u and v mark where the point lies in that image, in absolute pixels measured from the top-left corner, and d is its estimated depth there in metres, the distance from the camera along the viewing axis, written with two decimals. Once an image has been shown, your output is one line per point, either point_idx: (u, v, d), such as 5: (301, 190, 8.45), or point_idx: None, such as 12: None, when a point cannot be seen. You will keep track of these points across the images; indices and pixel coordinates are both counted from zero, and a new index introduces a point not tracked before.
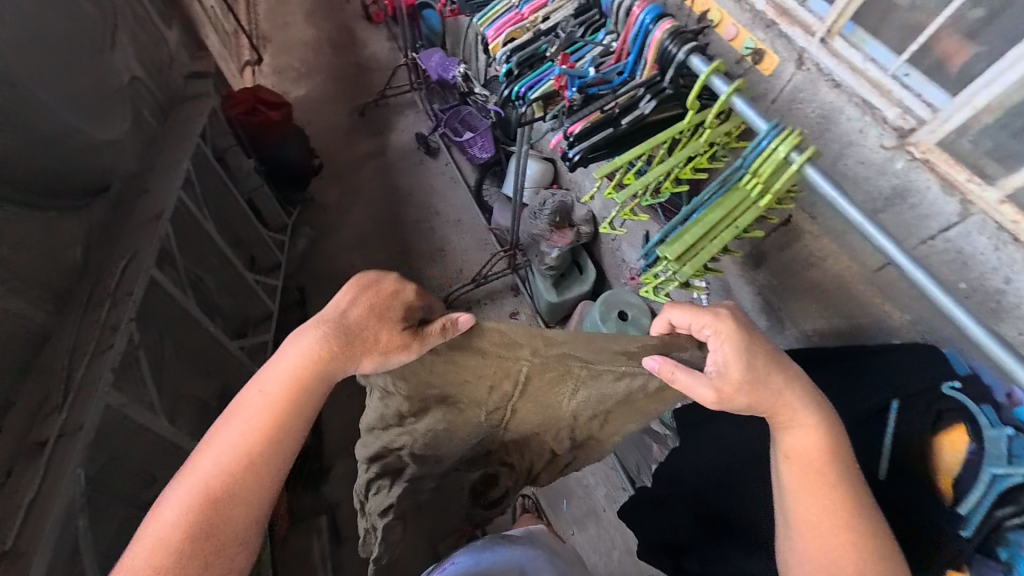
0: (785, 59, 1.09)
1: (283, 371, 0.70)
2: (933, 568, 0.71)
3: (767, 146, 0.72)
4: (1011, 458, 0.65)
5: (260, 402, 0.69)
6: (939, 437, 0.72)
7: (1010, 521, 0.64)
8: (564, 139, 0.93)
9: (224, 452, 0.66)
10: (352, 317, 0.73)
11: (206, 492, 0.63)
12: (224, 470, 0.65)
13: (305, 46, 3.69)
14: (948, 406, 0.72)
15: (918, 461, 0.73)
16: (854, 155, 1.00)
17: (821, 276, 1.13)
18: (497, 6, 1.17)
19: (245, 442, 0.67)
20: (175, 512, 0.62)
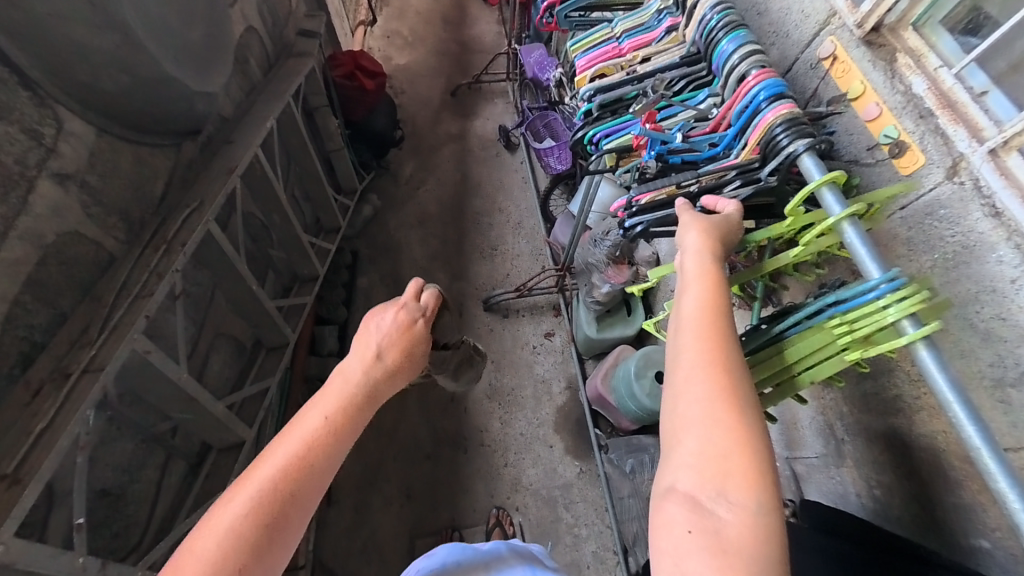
0: (933, 163, 0.89)
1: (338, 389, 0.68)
2: None
3: (873, 300, 0.60)
4: None
5: (300, 436, 0.62)
6: None
7: None
8: (627, 206, 0.83)
9: (260, 487, 0.57)
10: (392, 357, 0.73)
11: (230, 539, 0.54)
12: (251, 509, 0.56)
13: (418, 15, 3.72)
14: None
15: None
16: (991, 306, 0.82)
17: (908, 429, 0.96)
18: (596, 33, 1.08)
19: (283, 481, 0.58)
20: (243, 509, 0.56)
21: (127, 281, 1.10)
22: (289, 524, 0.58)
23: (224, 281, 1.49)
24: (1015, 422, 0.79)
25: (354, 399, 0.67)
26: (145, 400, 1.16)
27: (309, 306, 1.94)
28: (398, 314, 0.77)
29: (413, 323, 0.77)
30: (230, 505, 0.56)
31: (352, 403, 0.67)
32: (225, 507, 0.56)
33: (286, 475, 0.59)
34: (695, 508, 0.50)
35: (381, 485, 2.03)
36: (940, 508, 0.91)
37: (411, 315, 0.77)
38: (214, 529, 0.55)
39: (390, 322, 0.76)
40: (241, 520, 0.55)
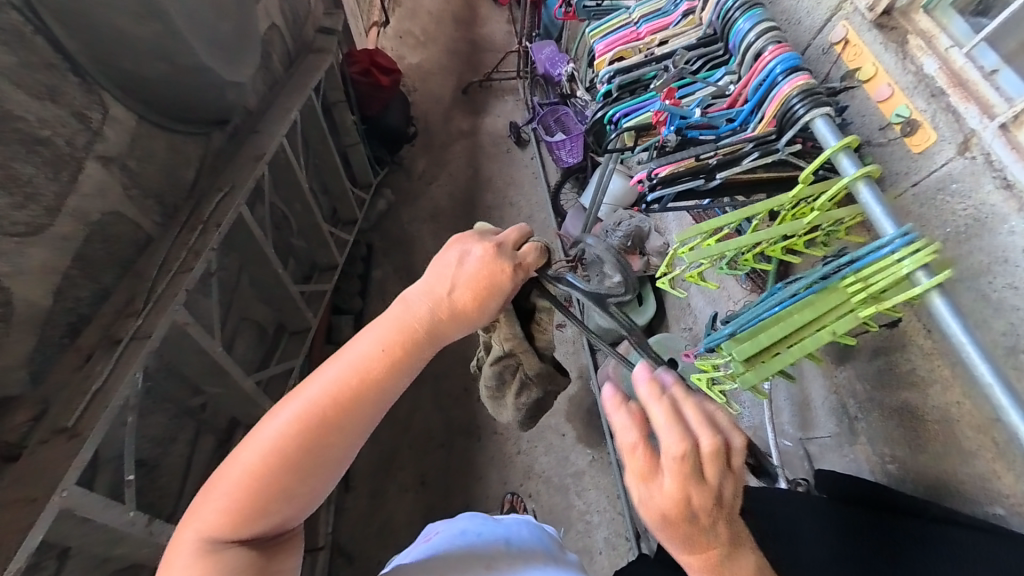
0: (944, 140, 0.92)
1: (390, 327, 0.65)
2: None
3: (888, 253, 0.63)
4: None
5: (348, 363, 0.63)
6: None
7: None
8: (647, 179, 0.86)
9: (304, 407, 0.60)
10: (461, 302, 0.67)
11: (274, 451, 0.59)
12: (292, 428, 0.59)
13: (429, 16, 3.79)
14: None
15: None
16: (1003, 277, 0.84)
17: (920, 402, 0.98)
18: (613, 19, 1.12)
19: (325, 407, 0.61)
20: (286, 425, 0.60)
21: (166, 259, 1.16)
22: (330, 447, 0.61)
23: (250, 266, 1.55)
24: None
25: (413, 336, 0.65)
26: (181, 373, 1.21)
27: (328, 294, 1.99)
28: (483, 261, 0.67)
29: (495, 275, 0.67)
30: (276, 418, 0.60)
31: (409, 341, 0.64)
32: (272, 417, 0.61)
33: (332, 404, 0.61)
34: None
35: (396, 471, 2.07)
36: (951, 476, 0.93)
37: (498, 264, 0.68)
38: (259, 440, 0.60)
39: (477, 263, 0.67)
40: (288, 435, 0.59)
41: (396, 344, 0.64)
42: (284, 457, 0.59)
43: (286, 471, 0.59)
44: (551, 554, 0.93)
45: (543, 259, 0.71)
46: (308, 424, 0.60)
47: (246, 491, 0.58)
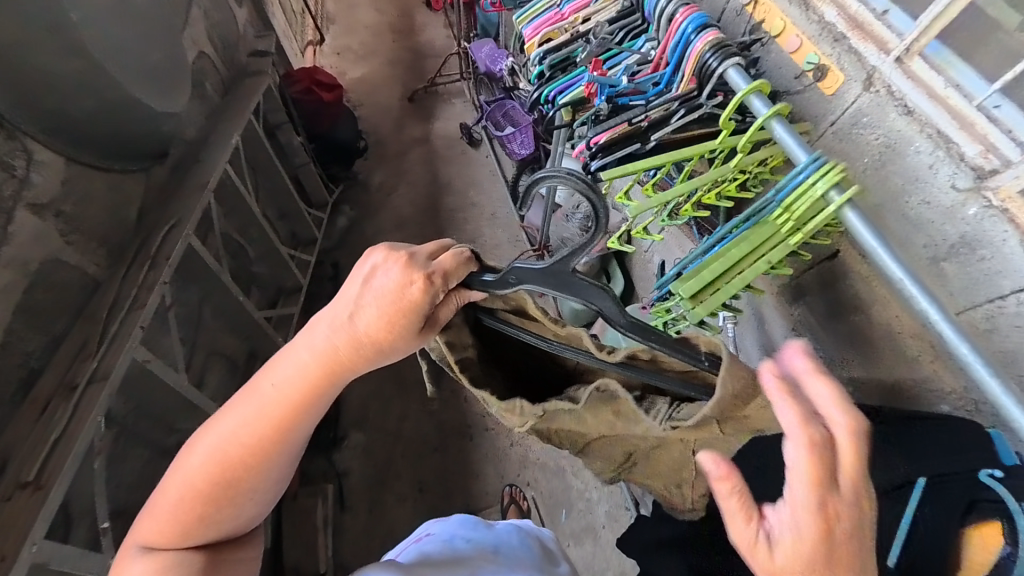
0: (851, 78, 0.98)
1: (301, 358, 0.59)
2: None
3: (804, 179, 0.68)
4: None
5: (262, 394, 0.58)
6: (968, 530, 0.60)
7: None
8: (588, 148, 0.90)
9: (221, 439, 0.57)
10: (370, 325, 0.58)
11: (198, 487, 0.57)
12: (209, 464, 0.56)
13: (367, 29, 3.77)
14: (983, 496, 0.58)
15: (935, 563, 0.60)
16: (918, 194, 0.90)
17: (867, 323, 1.05)
18: (538, 5, 1.16)
19: (245, 442, 0.57)
20: (205, 460, 0.57)
21: (117, 299, 1.12)
22: (252, 480, 0.58)
23: (211, 297, 1.50)
24: (951, 291, 0.87)
25: (322, 371, 0.58)
26: (151, 413, 1.17)
27: (297, 317, 1.97)
28: (397, 270, 0.60)
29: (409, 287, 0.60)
30: (194, 453, 0.57)
31: (325, 371, 0.58)
32: (189, 453, 0.58)
33: (245, 440, 0.57)
34: None
35: (392, 482, 2.05)
36: (901, 386, 1.00)
37: (408, 273, 0.59)
38: (180, 474, 0.57)
39: (389, 277, 0.59)
40: (208, 464, 0.57)
41: (314, 376, 0.58)
42: (203, 493, 0.56)
43: (209, 509, 0.57)
44: (538, 564, 0.94)
45: (464, 266, 0.65)
46: (226, 459, 0.57)
47: (166, 529, 0.56)
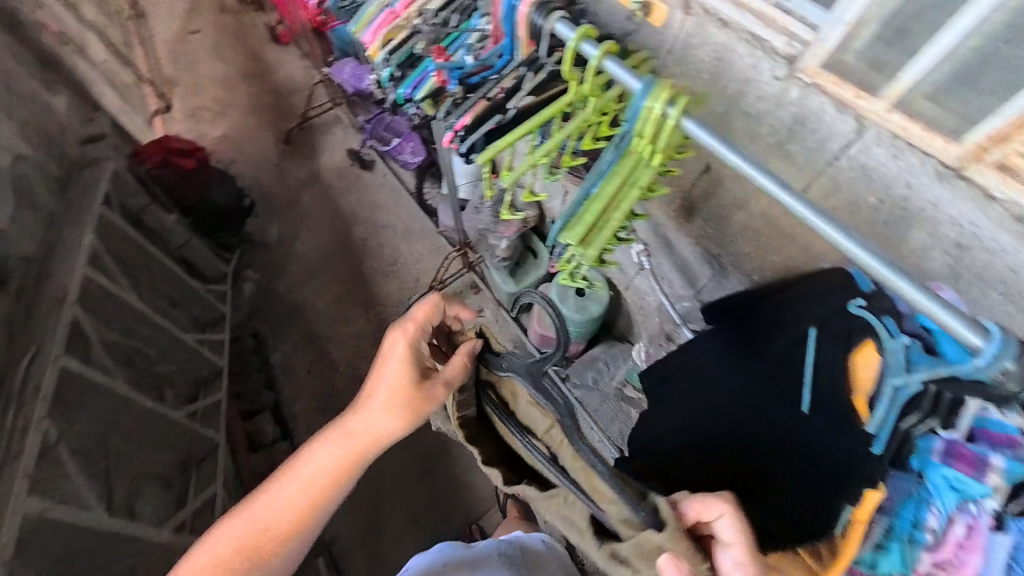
0: (672, 7, 1.03)
1: (321, 450, 0.79)
2: (848, 487, 0.68)
3: (643, 105, 0.71)
4: (907, 366, 0.63)
5: (295, 478, 0.78)
6: (853, 356, 0.73)
7: (914, 428, 0.65)
8: (455, 135, 0.89)
9: (256, 510, 0.77)
10: (385, 411, 0.80)
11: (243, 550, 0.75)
12: (248, 529, 0.76)
13: (215, 79, 3.45)
14: (856, 325, 0.73)
15: (834, 386, 0.72)
16: (754, 91, 0.98)
17: (748, 217, 1.14)
18: (369, 8, 1.12)
19: (286, 516, 0.77)
20: (245, 530, 0.76)
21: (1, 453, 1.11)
22: (286, 542, 0.77)
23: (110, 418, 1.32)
24: (801, 164, 0.97)
25: (344, 462, 0.79)
26: None
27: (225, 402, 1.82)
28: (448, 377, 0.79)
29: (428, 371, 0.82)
30: (234, 525, 0.76)
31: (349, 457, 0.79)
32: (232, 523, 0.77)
33: (283, 512, 0.77)
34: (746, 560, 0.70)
35: (386, 526, 1.96)
36: (794, 262, 1.10)
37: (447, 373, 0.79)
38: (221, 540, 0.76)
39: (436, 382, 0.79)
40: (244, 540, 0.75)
41: (341, 459, 0.79)
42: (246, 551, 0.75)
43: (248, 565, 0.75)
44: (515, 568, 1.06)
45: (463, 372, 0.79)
46: (263, 527, 0.76)
47: None
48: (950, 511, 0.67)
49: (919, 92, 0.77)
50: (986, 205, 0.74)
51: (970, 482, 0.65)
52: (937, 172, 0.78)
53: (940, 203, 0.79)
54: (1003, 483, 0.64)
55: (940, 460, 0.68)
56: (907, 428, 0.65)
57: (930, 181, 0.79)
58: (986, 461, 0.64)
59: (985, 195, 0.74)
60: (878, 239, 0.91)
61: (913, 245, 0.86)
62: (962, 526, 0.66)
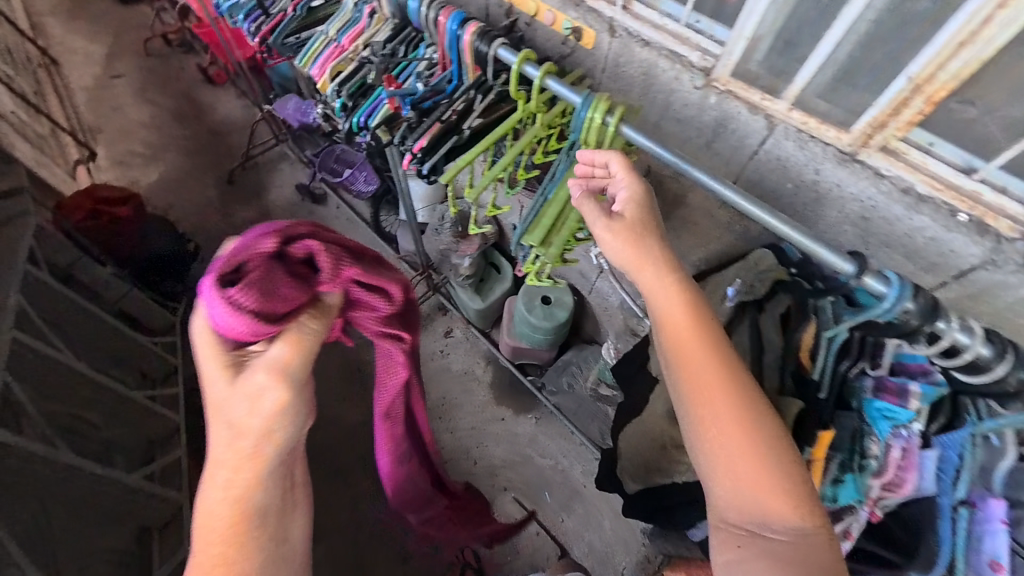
0: (600, 31, 1.17)
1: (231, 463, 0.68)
2: (810, 434, 0.95)
3: (586, 116, 0.88)
4: (839, 322, 0.95)
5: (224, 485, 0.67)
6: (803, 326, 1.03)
7: (850, 369, 1.00)
8: (469, 36, 0.92)
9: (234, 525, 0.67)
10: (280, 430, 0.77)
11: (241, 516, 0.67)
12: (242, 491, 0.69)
13: (144, 126, 3.34)
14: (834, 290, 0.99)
15: (828, 360, 0.98)
16: (679, 100, 1.10)
17: (689, 212, 1.27)
18: (314, 43, 1.17)
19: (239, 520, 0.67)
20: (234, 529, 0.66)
21: None
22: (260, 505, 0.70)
23: (55, 494, 1.20)
24: (726, 162, 1.09)
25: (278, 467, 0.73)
26: None
27: (186, 460, 1.69)
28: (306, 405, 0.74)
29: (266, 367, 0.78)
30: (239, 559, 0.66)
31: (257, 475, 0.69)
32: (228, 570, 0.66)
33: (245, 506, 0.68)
34: (745, 534, 0.66)
35: (375, 565, 1.80)
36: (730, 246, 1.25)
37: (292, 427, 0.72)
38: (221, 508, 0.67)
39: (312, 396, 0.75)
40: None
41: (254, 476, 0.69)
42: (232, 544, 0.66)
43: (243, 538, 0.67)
44: None
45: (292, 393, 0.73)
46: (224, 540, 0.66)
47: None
48: (888, 433, 0.95)
49: (806, 94, 0.90)
50: (880, 180, 0.87)
51: (897, 409, 0.94)
52: (836, 157, 0.90)
53: (843, 184, 0.92)
54: (922, 405, 0.95)
55: (874, 396, 0.97)
56: (843, 371, 1.00)
57: (832, 165, 0.91)
58: (904, 390, 0.95)
59: (878, 174, 0.87)
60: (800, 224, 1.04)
61: (828, 222, 0.99)
62: (899, 449, 0.93)
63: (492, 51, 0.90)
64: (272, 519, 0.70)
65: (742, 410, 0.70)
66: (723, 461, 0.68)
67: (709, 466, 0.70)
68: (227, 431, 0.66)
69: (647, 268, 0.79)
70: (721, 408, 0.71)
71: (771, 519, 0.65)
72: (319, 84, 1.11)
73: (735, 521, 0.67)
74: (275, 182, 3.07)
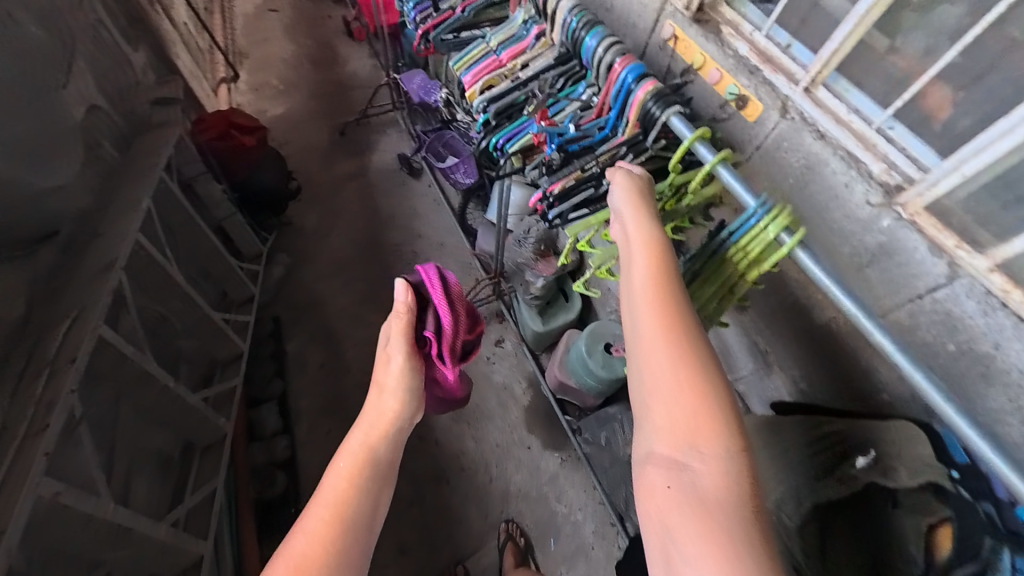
0: (769, 107, 1.06)
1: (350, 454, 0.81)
2: None
3: (757, 222, 0.82)
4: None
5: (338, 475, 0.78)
6: (940, 537, 0.86)
7: None
8: (640, 96, 0.89)
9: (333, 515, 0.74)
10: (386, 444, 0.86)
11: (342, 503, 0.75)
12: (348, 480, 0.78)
13: (284, 62, 3.60)
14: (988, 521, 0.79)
15: None
16: (838, 208, 0.99)
17: (808, 324, 1.15)
18: (474, 50, 1.23)
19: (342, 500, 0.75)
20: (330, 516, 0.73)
21: (10, 422, 1.02)
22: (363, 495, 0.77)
23: (130, 392, 1.33)
24: (877, 293, 0.98)
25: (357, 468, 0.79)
26: (65, 555, 1.03)
27: (238, 389, 1.82)
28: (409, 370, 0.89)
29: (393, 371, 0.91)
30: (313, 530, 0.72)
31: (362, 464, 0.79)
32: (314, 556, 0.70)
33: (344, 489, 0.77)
34: (671, 466, 0.64)
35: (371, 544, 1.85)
36: (843, 374, 1.11)
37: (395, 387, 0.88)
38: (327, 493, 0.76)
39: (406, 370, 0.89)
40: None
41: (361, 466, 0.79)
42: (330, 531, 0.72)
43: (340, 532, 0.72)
44: None
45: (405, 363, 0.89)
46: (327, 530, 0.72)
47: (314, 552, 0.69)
48: None
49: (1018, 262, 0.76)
50: None
51: None
52: None
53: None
54: None
55: None
56: None
57: (1020, 347, 0.78)
58: None
59: None
60: (959, 392, 0.89)
61: (987, 404, 0.85)
62: None
63: (659, 117, 0.88)
64: (379, 478, 0.80)
65: (677, 333, 0.71)
66: (663, 383, 0.68)
67: (648, 393, 0.70)
68: (388, 398, 0.86)
69: (640, 211, 0.83)
70: (659, 321, 0.72)
71: (698, 442, 0.64)
72: (471, 91, 1.18)
73: (666, 450, 0.66)
74: (380, 145, 3.19)
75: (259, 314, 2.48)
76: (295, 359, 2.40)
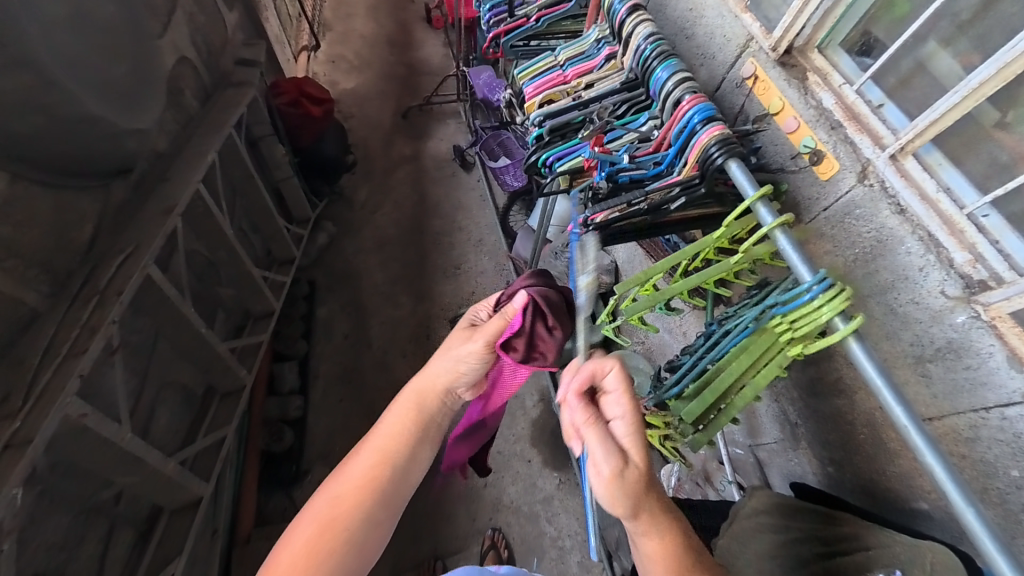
0: (847, 168, 0.98)
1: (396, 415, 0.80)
2: None
3: (811, 299, 0.76)
4: None
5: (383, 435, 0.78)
6: None
7: None
8: (704, 140, 0.87)
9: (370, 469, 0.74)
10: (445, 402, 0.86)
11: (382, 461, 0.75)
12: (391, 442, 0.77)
13: (362, 39, 3.72)
14: None
15: None
16: (906, 292, 0.92)
17: (848, 406, 1.07)
18: (541, 62, 1.23)
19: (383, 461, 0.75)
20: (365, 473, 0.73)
21: (56, 338, 1.10)
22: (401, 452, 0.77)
23: (166, 330, 1.41)
24: (933, 394, 0.90)
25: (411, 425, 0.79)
26: (82, 469, 1.11)
27: (264, 344, 1.89)
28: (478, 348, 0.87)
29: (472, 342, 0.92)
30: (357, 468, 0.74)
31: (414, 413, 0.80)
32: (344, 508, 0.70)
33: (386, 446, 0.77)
34: None
35: None
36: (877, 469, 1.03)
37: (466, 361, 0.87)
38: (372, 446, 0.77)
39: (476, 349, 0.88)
40: (317, 526, 0.68)
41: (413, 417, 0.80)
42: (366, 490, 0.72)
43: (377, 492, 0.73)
44: None
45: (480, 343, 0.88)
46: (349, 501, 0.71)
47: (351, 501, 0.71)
48: None
49: None
50: None
51: None
52: None
53: None
54: None
55: None
56: None
57: None
58: None
59: None
60: (1004, 524, 0.82)
61: None
62: None
63: (720, 164, 0.85)
64: (425, 433, 0.80)
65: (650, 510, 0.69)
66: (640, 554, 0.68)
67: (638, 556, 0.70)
68: (449, 363, 0.86)
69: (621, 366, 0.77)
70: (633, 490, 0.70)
71: None
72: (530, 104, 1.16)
73: None
74: (438, 133, 3.24)
75: (297, 276, 2.58)
76: (322, 325, 2.49)
